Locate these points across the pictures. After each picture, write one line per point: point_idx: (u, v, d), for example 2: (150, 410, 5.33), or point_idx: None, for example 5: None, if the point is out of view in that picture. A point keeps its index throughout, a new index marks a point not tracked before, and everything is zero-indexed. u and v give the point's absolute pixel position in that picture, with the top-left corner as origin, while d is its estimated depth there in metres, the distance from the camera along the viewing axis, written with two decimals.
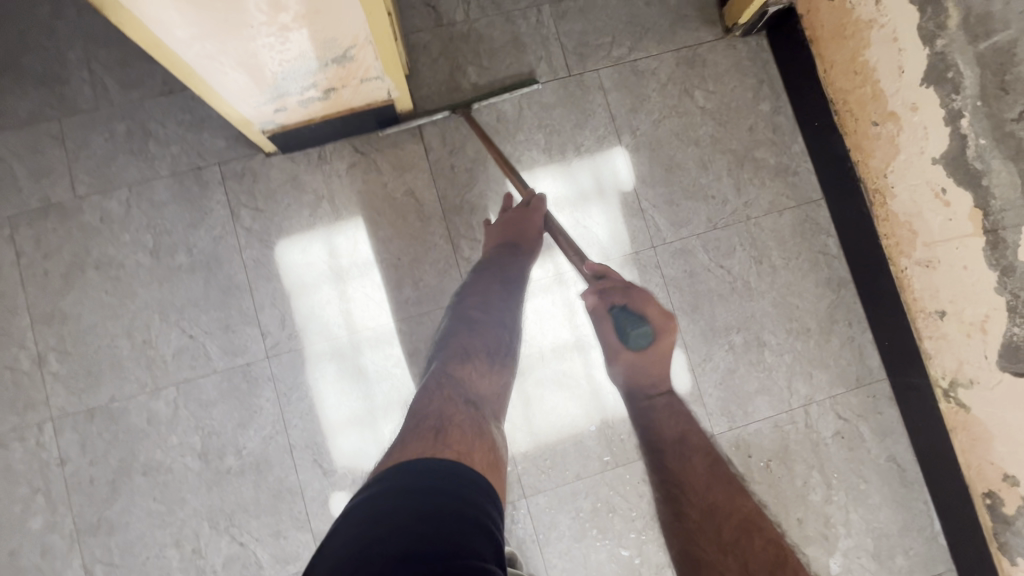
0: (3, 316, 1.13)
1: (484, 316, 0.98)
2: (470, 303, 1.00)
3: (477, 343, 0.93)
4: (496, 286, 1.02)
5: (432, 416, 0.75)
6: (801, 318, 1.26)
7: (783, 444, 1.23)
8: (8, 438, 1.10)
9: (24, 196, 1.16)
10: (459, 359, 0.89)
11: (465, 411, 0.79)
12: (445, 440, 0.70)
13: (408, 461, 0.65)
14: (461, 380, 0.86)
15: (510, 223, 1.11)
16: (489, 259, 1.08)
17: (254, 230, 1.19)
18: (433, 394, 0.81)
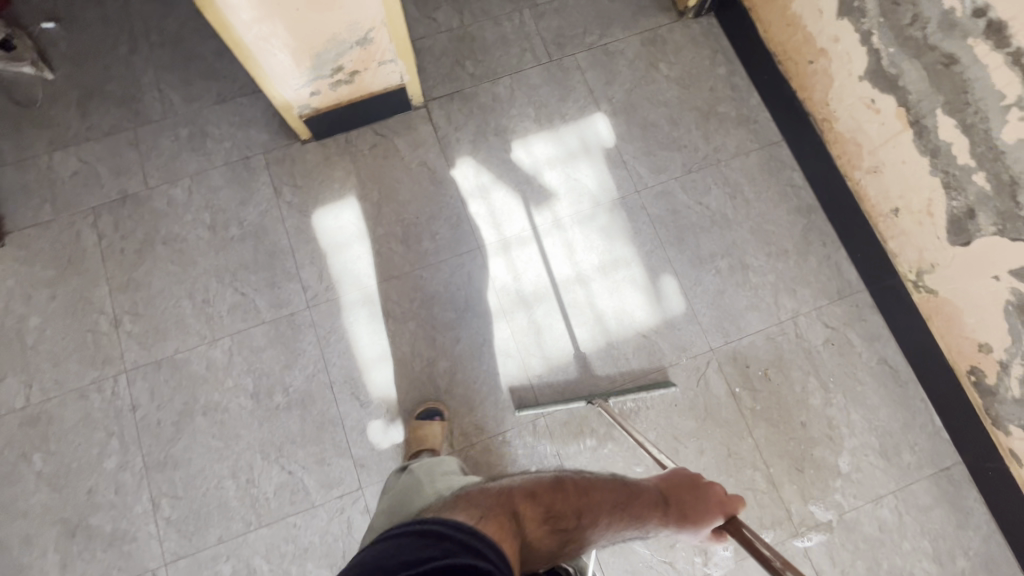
0: (86, 288, 1.33)
1: (585, 508, 0.73)
2: (579, 479, 0.76)
3: (558, 493, 0.73)
4: (622, 507, 0.75)
5: (484, 502, 0.69)
6: (778, 242, 1.41)
7: (777, 353, 1.34)
8: (88, 389, 1.27)
9: (105, 190, 1.39)
10: (529, 492, 0.72)
11: (512, 525, 0.67)
12: (486, 524, 0.64)
13: (448, 524, 0.62)
14: (524, 507, 0.70)
15: (693, 492, 0.77)
16: (632, 482, 0.79)
17: (294, 203, 1.40)
18: (488, 491, 0.71)
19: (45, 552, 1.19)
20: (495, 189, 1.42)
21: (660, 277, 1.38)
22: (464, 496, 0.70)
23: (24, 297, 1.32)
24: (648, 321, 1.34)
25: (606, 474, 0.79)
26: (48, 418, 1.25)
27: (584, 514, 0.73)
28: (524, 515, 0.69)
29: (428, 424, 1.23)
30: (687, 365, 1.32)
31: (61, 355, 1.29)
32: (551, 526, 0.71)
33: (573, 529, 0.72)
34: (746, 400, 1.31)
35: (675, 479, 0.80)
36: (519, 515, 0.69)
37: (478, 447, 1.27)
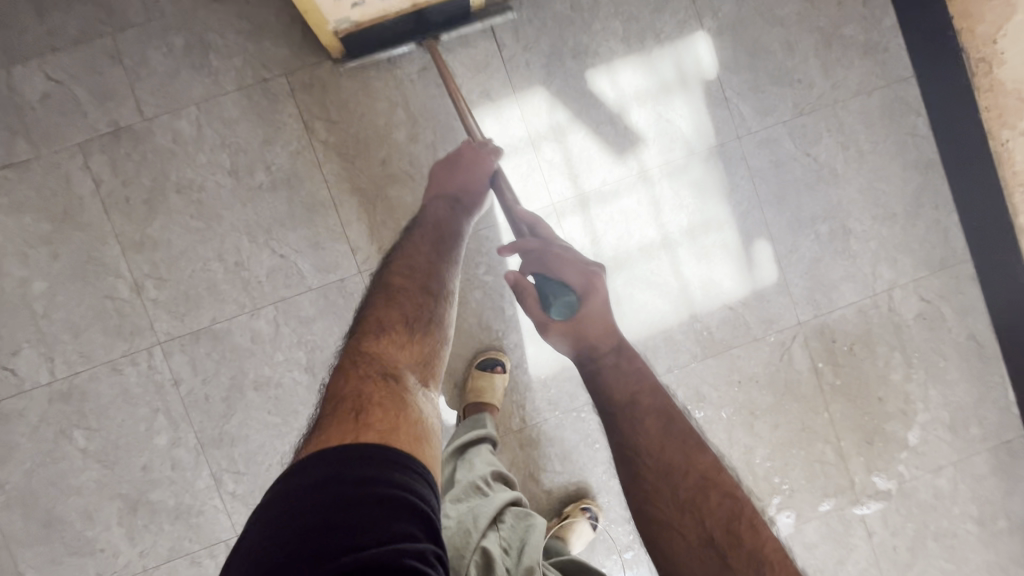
0: (93, 246, 1.13)
1: (423, 278, 0.90)
2: (402, 258, 0.92)
3: (394, 306, 0.85)
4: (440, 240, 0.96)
5: (354, 396, 0.72)
6: (887, 203, 1.25)
7: (866, 327, 1.26)
8: (120, 362, 1.14)
9: (92, 122, 1.12)
10: (378, 329, 0.82)
11: (390, 385, 0.75)
12: (364, 424, 0.66)
13: (327, 451, 0.62)
14: (369, 346, 0.79)
15: (457, 164, 1.02)
16: (429, 218, 0.98)
17: (331, 144, 1.15)
18: (345, 375, 0.76)
19: (109, 525, 1.15)
20: (572, 130, 1.19)
21: (754, 244, 1.23)
22: (327, 404, 0.71)
23: (21, 256, 1.12)
24: (736, 291, 1.23)
25: (404, 245, 0.94)
26: (81, 393, 1.14)
27: (427, 287, 0.89)
28: (380, 350, 0.79)
29: (486, 375, 1.16)
30: (772, 340, 1.24)
31: (81, 324, 1.13)
32: (401, 340, 0.81)
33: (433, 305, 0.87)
34: (827, 375, 1.25)
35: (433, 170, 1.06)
36: (380, 358, 0.78)
37: (549, 422, 1.22)
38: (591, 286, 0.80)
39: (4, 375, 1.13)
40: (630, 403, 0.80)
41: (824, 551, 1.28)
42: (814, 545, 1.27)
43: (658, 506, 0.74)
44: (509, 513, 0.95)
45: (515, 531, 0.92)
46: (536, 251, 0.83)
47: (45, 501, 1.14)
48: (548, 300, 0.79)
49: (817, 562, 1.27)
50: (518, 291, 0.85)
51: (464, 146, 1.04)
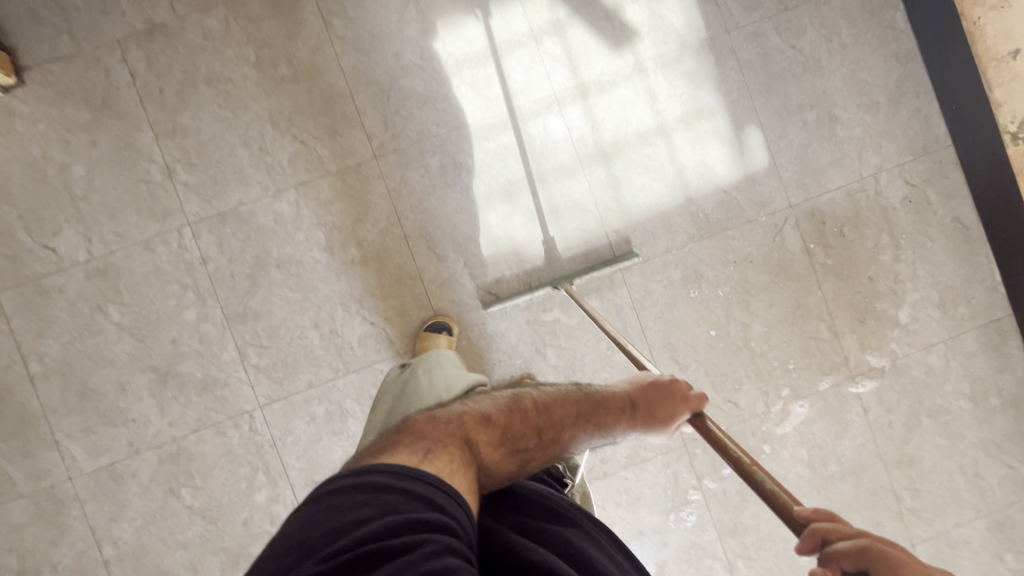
0: (130, 134, 1.22)
1: (546, 425, 0.72)
2: (540, 397, 0.75)
3: (515, 414, 0.72)
4: (587, 415, 0.74)
5: (436, 438, 0.66)
6: (870, 92, 1.32)
7: (855, 210, 1.32)
8: (153, 242, 1.22)
9: (129, 20, 1.22)
10: (478, 419, 0.71)
11: (465, 457, 0.66)
12: (431, 460, 0.62)
13: (392, 465, 0.60)
14: (477, 434, 0.69)
15: (658, 391, 0.73)
16: (598, 392, 0.76)
17: (348, 39, 1.24)
18: (433, 423, 0.69)
19: (140, 396, 1.22)
20: (572, 26, 1.28)
21: (745, 131, 1.30)
22: (409, 429, 0.68)
23: (63, 143, 1.21)
24: (729, 176, 1.30)
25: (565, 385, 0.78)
26: (116, 271, 1.22)
27: (544, 431, 0.72)
28: (477, 444, 0.68)
29: (433, 337, 1.21)
30: (765, 222, 1.31)
31: (117, 207, 1.22)
32: (510, 448, 0.70)
33: (534, 447, 0.71)
34: (819, 255, 1.32)
35: (641, 378, 0.77)
36: (471, 441, 0.68)
37: (555, 300, 1.28)
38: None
39: (45, 254, 1.21)
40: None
41: (822, 426, 1.32)
42: (812, 420, 1.32)
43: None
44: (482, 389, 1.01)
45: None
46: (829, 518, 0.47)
47: (82, 373, 1.21)
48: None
49: (816, 437, 1.32)
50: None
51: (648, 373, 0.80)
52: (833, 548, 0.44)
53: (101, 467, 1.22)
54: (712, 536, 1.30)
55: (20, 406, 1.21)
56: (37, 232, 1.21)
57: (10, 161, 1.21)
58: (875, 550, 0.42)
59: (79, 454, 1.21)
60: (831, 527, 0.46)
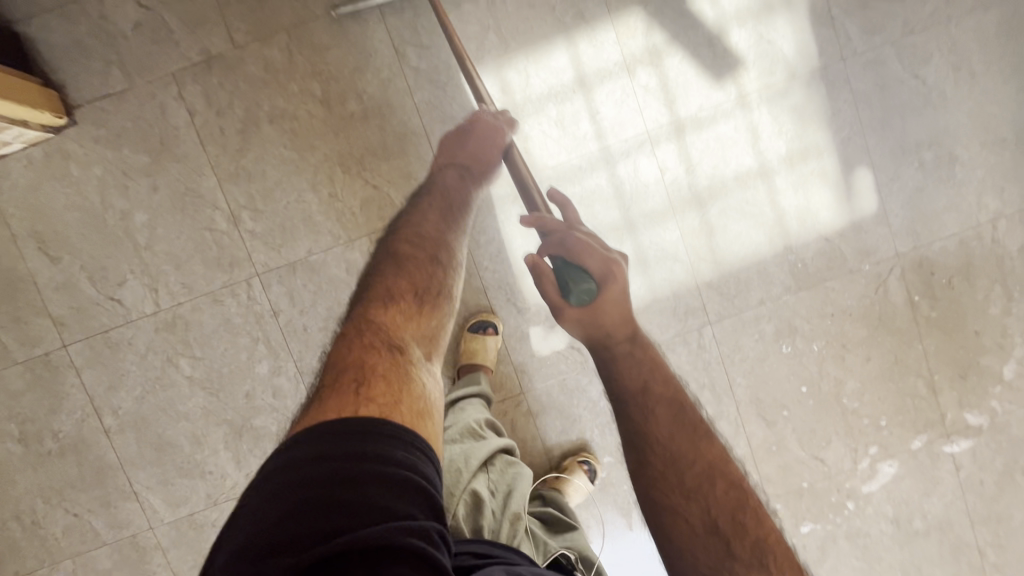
0: (191, 178, 1.14)
1: (427, 263, 0.83)
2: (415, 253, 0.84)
3: (406, 286, 0.79)
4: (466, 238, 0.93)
5: (354, 367, 0.65)
6: (998, 129, 1.19)
7: (967, 259, 1.22)
8: (221, 294, 1.16)
9: (184, 50, 1.11)
10: (385, 303, 0.76)
11: (394, 356, 0.69)
12: (371, 391, 0.62)
13: (327, 425, 0.56)
14: (381, 316, 0.74)
15: (471, 138, 1.02)
16: (440, 185, 0.98)
17: (422, 70, 1.13)
18: (346, 344, 0.70)
19: (216, 450, 1.20)
20: (669, 54, 1.14)
21: (855, 172, 1.19)
22: (327, 384, 0.64)
23: (121, 188, 1.13)
24: (833, 223, 1.20)
25: (416, 213, 0.92)
26: (185, 323, 1.17)
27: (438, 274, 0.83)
28: (389, 326, 0.73)
29: (480, 338, 1.17)
30: (868, 272, 1.21)
31: (182, 256, 1.15)
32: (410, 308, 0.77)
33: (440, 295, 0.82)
34: (923, 307, 1.23)
35: (445, 139, 1.07)
36: (389, 328, 0.73)
37: None
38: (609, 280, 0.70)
39: (111, 306, 1.16)
40: (642, 395, 0.68)
41: (911, 483, 1.27)
42: (901, 477, 1.27)
43: (650, 449, 0.67)
44: (500, 461, 0.97)
45: (502, 477, 0.94)
46: (558, 233, 0.72)
47: (156, 426, 1.19)
48: (565, 282, 0.70)
49: (903, 494, 1.28)
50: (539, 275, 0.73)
51: (482, 111, 1.02)
52: (550, 238, 0.73)
53: (181, 517, 1.21)
54: None
55: (97, 459, 1.19)
56: (101, 283, 1.15)
57: (68, 207, 1.13)
58: (572, 240, 0.71)
59: (159, 505, 1.21)
60: (551, 224, 0.75)
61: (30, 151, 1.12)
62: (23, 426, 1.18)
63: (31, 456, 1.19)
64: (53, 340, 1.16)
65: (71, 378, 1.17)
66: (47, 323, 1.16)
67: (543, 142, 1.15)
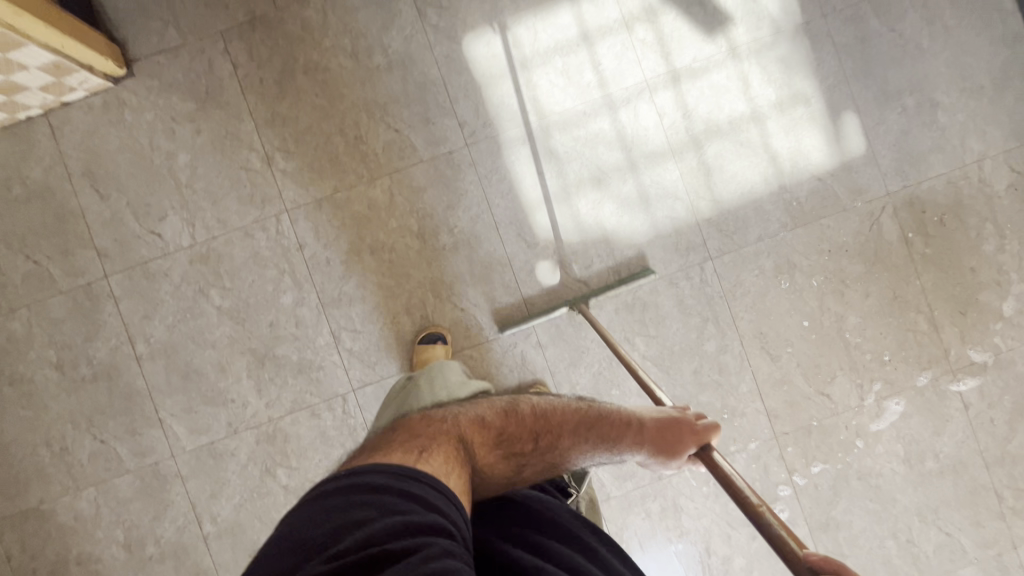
0: (232, 123, 1.25)
1: (542, 430, 0.72)
2: (539, 404, 0.75)
3: (510, 417, 0.73)
4: (588, 424, 0.74)
5: (425, 438, 0.66)
6: (974, 76, 1.27)
7: (957, 198, 1.28)
8: (252, 229, 1.25)
9: (231, 11, 1.25)
10: (476, 424, 0.71)
11: (460, 454, 0.66)
12: (426, 460, 0.61)
13: (384, 464, 0.59)
14: (472, 434, 0.69)
15: (672, 428, 0.76)
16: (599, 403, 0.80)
17: (441, 27, 1.26)
18: (426, 420, 0.70)
19: (240, 378, 1.26)
20: (664, 13, 1.27)
21: (842, 117, 1.27)
22: (404, 428, 0.68)
23: (168, 132, 1.25)
24: (824, 163, 1.27)
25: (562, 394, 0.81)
26: (218, 256, 1.25)
27: (541, 436, 0.72)
28: (473, 445, 0.68)
29: (429, 348, 1.22)
30: (861, 209, 1.27)
31: (218, 194, 1.25)
32: (505, 451, 0.70)
33: (530, 453, 0.71)
34: (917, 244, 1.28)
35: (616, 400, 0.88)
36: (468, 441, 0.68)
37: (645, 288, 1.27)
38: None
39: (151, 240, 1.25)
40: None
41: (920, 422, 1.28)
42: (909, 415, 1.28)
43: None
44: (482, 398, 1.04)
45: None
46: None
47: (184, 354, 1.25)
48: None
49: (913, 432, 1.28)
50: None
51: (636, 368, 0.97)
52: None
53: (202, 446, 1.25)
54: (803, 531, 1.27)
55: (127, 386, 1.25)
56: (143, 218, 1.25)
57: (120, 150, 1.25)
58: None
59: (182, 433, 1.25)
60: None
61: (91, 99, 1.25)
62: (61, 352, 1.25)
63: (66, 382, 1.25)
64: (96, 271, 1.25)
65: (109, 307, 1.25)
66: (92, 255, 1.25)
67: (550, 91, 1.26)
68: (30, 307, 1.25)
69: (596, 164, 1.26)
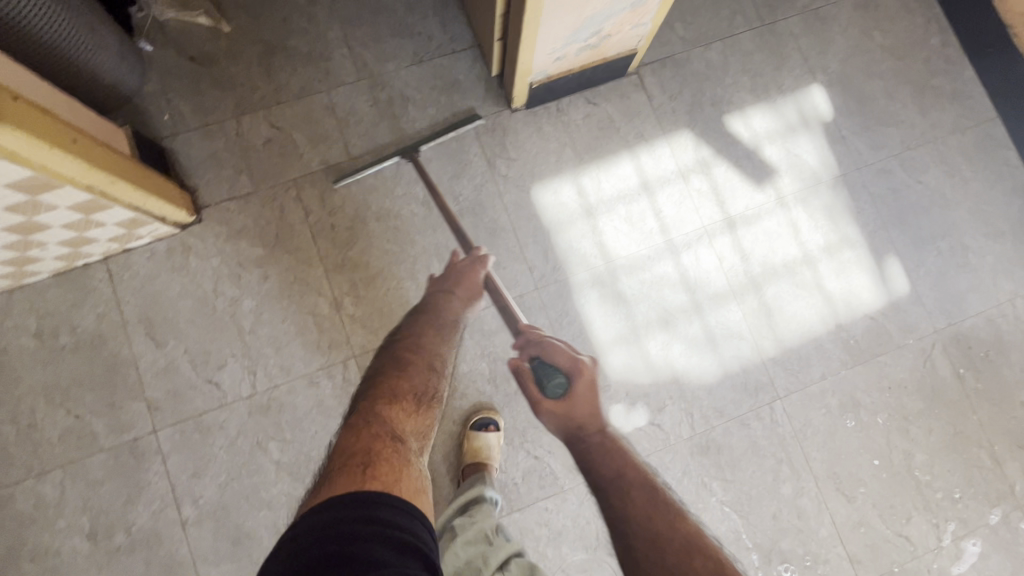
0: (300, 268, 1.24)
1: (427, 361, 0.95)
2: (407, 342, 0.99)
3: (402, 382, 0.88)
4: (437, 329, 1.03)
5: (361, 451, 0.71)
6: (996, 222, 1.39)
7: (998, 334, 1.35)
8: (317, 376, 1.21)
9: (306, 161, 1.28)
10: (385, 399, 0.84)
11: (396, 446, 0.75)
12: (373, 476, 0.66)
13: (339, 495, 0.63)
14: (390, 412, 0.82)
15: (454, 276, 1.13)
16: (428, 307, 1.08)
17: (510, 177, 1.32)
18: (353, 434, 0.76)
19: None
20: (716, 165, 1.36)
21: (885, 259, 1.36)
22: (340, 453, 0.72)
23: (234, 278, 1.23)
24: (875, 303, 1.34)
25: (406, 327, 1.04)
26: (279, 406, 1.19)
27: (433, 369, 0.94)
28: (394, 418, 0.81)
29: (481, 435, 1.19)
30: (914, 346, 1.33)
31: (283, 340, 1.21)
32: (416, 399, 0.87)
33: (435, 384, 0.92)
34: (969, 379, 1.32)
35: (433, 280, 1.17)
36: (392, 421, 0.80)
37: (717, 429, 1.26)
38: (574, 364, 0.98)
39: (208, 389, 1.19)
40: (615, 479, 0.82)
41: (998, 561, 1.26)
42: (987, 554, 1.26)
43: (626, 520, 0.76)
44: (517, 562, 0.93)
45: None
46: (536, 341, 1.03)
47: (236, 516, 1.15)
48: (542, 379, 0.96)
49: (994, 574, 1.26)
50: (519, 378, 1.03)
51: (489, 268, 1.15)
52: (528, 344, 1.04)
53: None
54: None
55: (169, 556, 1.13)
56: (201, 366, 1.19)
57: (181, 296, 1.21)
58: (535, 342, 1.03)
59: None
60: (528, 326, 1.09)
61: (155, 245, 1.22)
62: (96, 519, 1.13)
63: (97, 553, 1.12)
64: (144, 425, 1.17)
65: (155, 466, 1.16)
66: (142, 408, 1.17)
67: (616, 236, 1.31)
68: (65, 467, 1.14)
69: (663, 304, 1.29)
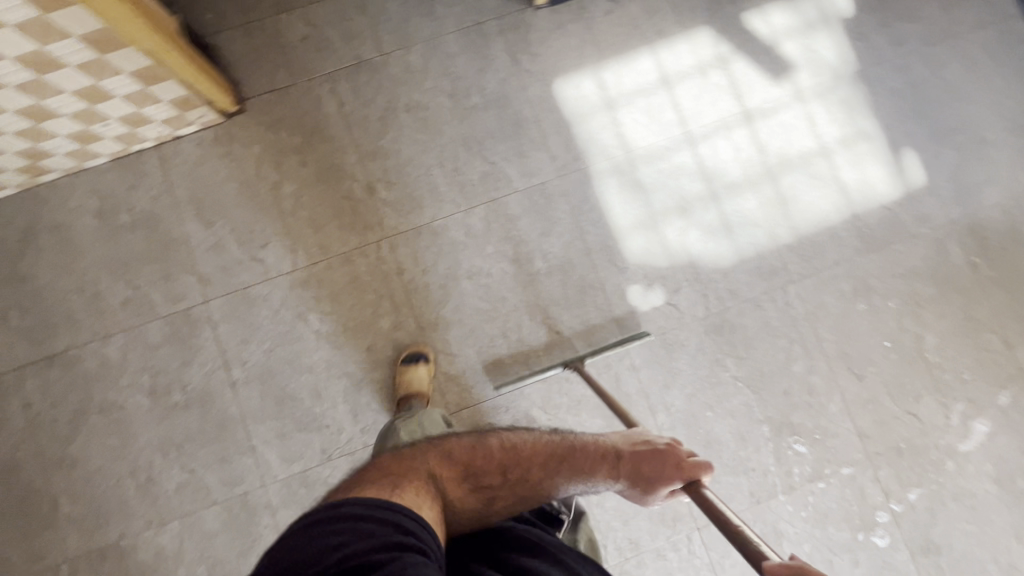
0: (336, 156, 1.32)
1: (514, 465, 0.74)
2: (509, 439, 0.77)
3: (478, 452, 0.74)
4: (557, 457, 0.76)
5: (396, 476, 0.67)
6: (1015, 117, 1.40)
7: (1014, 225, 1.37)
8: (353, 254, 1.29)
9: (339, 56, 1.35)
10: (440, 457, 0.73)
11: (430, 488, 0.68)
12: (400, 490, 0.65)
13: (356, 497, 0.62)
14: (442, 470, 0.71)
15: (635, 455, 0.79)
16: (570, 440, 0.80)
17: (533, 72, 1.37)
18: (394, 460, 0.71)
19: (335, 403, 1.25)
20: (734, 60, 1.39)
21: (902, 152, 1.38)
22: (374, 468, 0.70)
23: (275, 164, 1.31)
24: (890, 194, 1.37)
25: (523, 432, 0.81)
26: (318, 281, 1.28)
27: (511, 470, 0.73)
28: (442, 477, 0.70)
29: (412, 367, 1.22)
30: (928, 235, 1.36)
31: (321, 221, 1.30)
32: (475, 483, 0.71)
33: (499, 486, 0.72)
34: (983, 267, 1.35)
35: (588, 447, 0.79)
36: (438, 478, 0.70)
37: (732, 309, 1.31)
38: None
39: (253, 265, 1.28)
40: None
41: (1005, 440, 1.30)
42: (995, 433, 1.30)
43: None
44: None
45: None
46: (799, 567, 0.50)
47: (280, 379, 1.25)
48: None
49: (1001, 451, 1.30)
50: None
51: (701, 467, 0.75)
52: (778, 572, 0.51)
53: (294, 474, 1.22)
54: (904, 556, 1.26)
55: (221, 412, 1.24)
56: (246, 244, 1.29)
57: (227, 181, 1.30)
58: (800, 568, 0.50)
59: (274, 460, 1.23)
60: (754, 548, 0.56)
61: (202, 133, 1.31)
62: (155, 378, 1.24)
63: (157, 408, 1.23)
64: (196, 296, 1.27)
65: (207, 332, 1.26)
66: (194, 281, 1.27)
67: (637, 130, 1.36)
68: (127, 332, 1.25)
69: (680, 193, 1.34)
